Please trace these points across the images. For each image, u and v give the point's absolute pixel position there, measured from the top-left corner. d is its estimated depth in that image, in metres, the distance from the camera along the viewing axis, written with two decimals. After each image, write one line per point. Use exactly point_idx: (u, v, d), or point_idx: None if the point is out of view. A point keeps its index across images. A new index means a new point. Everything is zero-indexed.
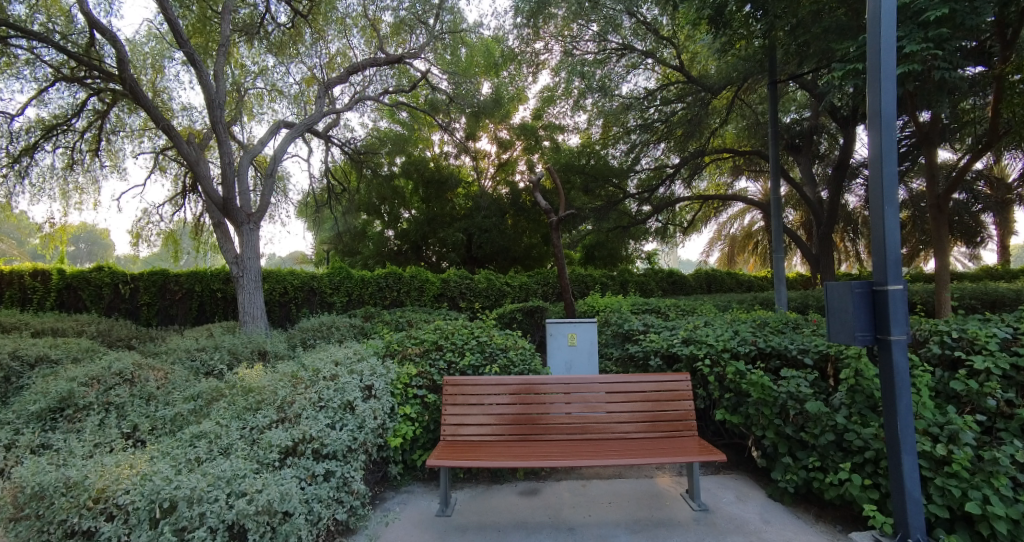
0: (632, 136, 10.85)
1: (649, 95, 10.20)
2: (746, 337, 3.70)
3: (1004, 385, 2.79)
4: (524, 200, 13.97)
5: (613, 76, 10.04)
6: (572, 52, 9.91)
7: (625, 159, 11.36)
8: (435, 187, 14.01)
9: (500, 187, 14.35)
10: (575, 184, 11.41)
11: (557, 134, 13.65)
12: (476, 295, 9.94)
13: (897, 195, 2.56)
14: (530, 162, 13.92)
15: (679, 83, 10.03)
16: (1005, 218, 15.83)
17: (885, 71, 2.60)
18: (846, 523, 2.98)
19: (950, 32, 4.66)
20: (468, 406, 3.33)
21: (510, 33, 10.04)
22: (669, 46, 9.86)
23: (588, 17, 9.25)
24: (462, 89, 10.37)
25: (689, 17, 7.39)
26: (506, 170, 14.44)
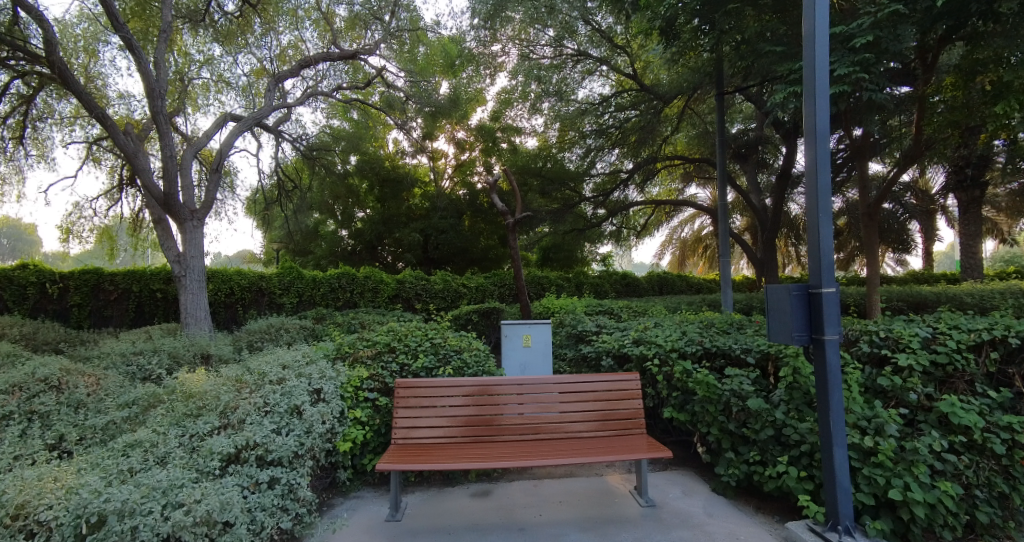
0: (588, 140, 11.03)
1: (604, 101, 10.43)
2: (693, 337, 3.83)
3: (926, 381, 3.14)
4: (482, 201, 14.02)
5: (570, 82, 10.19)
6: (529, 56, 10.02)
7: (581, 163, 11.50)
8: (391, 187, 13.92)
9: (458, 188, 14.37)
10: (532, 187, 11.65)
11: (514, 137, 13.14)
12: (431, 297, 9.85)
13: (830, 205, 2.75)
14: (488, 164, 13.68)
15: (632, 91, 10.30)
16: (929, 227, 17.15)
17: (820, 88, 2.77)
18: (783, 513, 3.14)
19: (877, 57, 4.92)
20: (422, 408, 3.28)
21: (467, 34, 10.07)
22: (623, 54, 10.10)
23: (545, 23, 9.35)
24: (420, 88, 10.40)
25: (643, 28, 7.56)
26: (463, 169, 14.48)
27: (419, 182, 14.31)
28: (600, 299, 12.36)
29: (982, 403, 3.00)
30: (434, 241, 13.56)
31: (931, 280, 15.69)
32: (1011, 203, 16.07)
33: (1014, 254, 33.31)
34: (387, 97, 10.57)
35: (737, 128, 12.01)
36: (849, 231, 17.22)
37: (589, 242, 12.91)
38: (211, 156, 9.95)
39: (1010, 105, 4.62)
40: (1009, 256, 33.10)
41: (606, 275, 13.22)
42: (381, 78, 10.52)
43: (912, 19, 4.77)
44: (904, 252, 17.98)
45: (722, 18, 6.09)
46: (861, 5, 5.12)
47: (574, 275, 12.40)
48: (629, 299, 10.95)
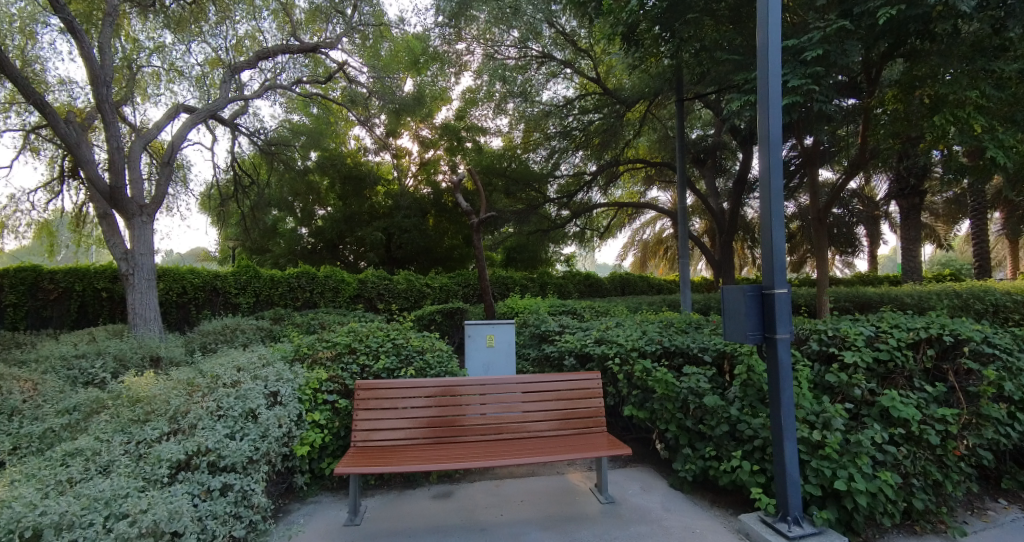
0: (552, 142, 11.10)
1: (568, 104, 10.54)
2: (653, 337, 3.92)
3: (870, 376, 3.34)
4: (446, 200, 13.87)
5: (534, 83, 10.26)
6: (494, 56, 10.00)
7: (545, 164, 11.57)
8: (353, 184, 13.58)
9: (422, 187, 14.10)
10: (496, 187, 11.72)
11: (479, 136, 12.98)
12: (394, 297, 9.73)
13: (782, 210, 2.87)
14: (453, 163, 13.49)
15: (596, 94, 10.45)
16: (874, 231, 18.13)
17: (773, 97, 2.88)
18: (737, 506, 3.24)
19: (825, 69, 5.14)
20: (383, 410, 3.22)
21: (432, 32, 10.01)
22: (587, 58, 10.24)
23: (509, 24, 9.31)
24: (383, 84, 10.25)
25: (605, 33, 7.68)
26: (427, 168, 13.95)
27: (382, 179, 14.09)
28: (564, 299, 12.49)
29: (919, 397, 3.23)
30: (397, 240, 13.48)
31: (876, 282, 16.58)
32: (947, 210, 17.17)
33: (950, 257, 35.64)
34: (350, 93, 10.39)
35: (696, 133, 12.35)
36: (801, 235, 18.01)
37: (553, 242, 13.05)
38: (162, 149, 9.50)
39: (946, 119, 4.87)
40: (945, 259, 35.35)
41: (569, 275, 13.39)
42: (343, 72, 10.32)
43: (856, 35, 5.02)
44: (851, 255, 18.96)
45: (681, 26, 6.26)
46: (810, 20, 5.37)
47: (538, 275, 12.48)
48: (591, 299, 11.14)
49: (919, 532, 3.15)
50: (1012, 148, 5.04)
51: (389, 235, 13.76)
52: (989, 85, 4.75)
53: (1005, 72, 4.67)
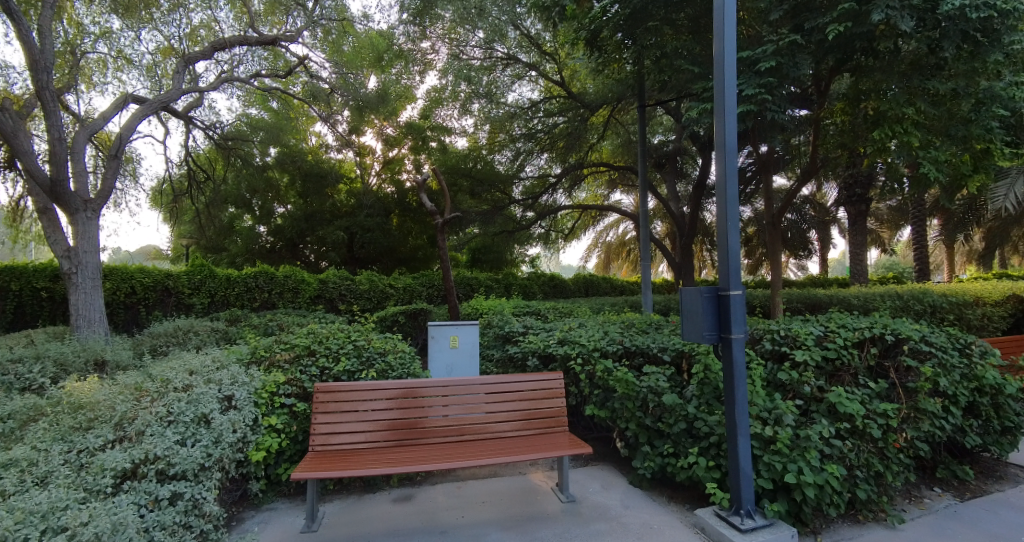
0: (517, 144, 11.12)
1: (533, 106, 10.61)
2: (615, 337, 4.00)
3: (818, 374, 3.51)
4: (410, 200, 13.71)
5: (499, 85, 10.28)
6: (459, 56, 9.86)
7: (510, 166, 11.59)
8: (314, 182, 13.04)
9: (386, 186, 13.94)
10: (462, 188, 11.73)
11: (443, 136, 12.80)
12: (356, 297, 9.58)
13: (737, 214, 2.98)
14: (417, 163, 13.32)
15: (560, 97, 10.55)
16: (825, 236, 19.02)
17: (728, 107, 2.99)
18: (693, 501, 3.34)
19: (778, 80, 5.35)
20: (342, 413, 3.16)
21: (396, 29, 9.91)
22: (552, 61, 10.34)
23: (475, 24, 9.30)
24: (346, 80, 10.24)
25: (569, 37, 7.75)
26: (392, 166, 13.79)
27: (344, 177, 13.81)
28: (529, 300, 12.55)
29: (863, 393, 3.41)
30: (359, 239, 13.25)
31: (826, 284, 17.39)
32: (890, 216, 18.20)
33: (894, 261, 37.75)
34: (311, 88, 10.19)
35: (658, 139, 12.64)
36: (758, 239, 18.71)
37: (519, 243, 13.11)
38: (109, 141, 9.02)
39: (887, 133, 5.16)
40: (889, 263, 37.47)
41: (534, 276, 13.49)
42: (305, 67, 10.10)
43: (807, 49, 5.24)
44: (804, 259, 19.82)
45: (643, 34, 6.40)
46: (764, 33, 5.59)
47: (504, 276, 12.52)
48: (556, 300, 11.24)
49: (862, 521, 3.33)
50: (946, 160, 5.38)
51: (352, 235, 13.49)
52: (925, 102, 5.06)
53: (939, 89, 4.99)
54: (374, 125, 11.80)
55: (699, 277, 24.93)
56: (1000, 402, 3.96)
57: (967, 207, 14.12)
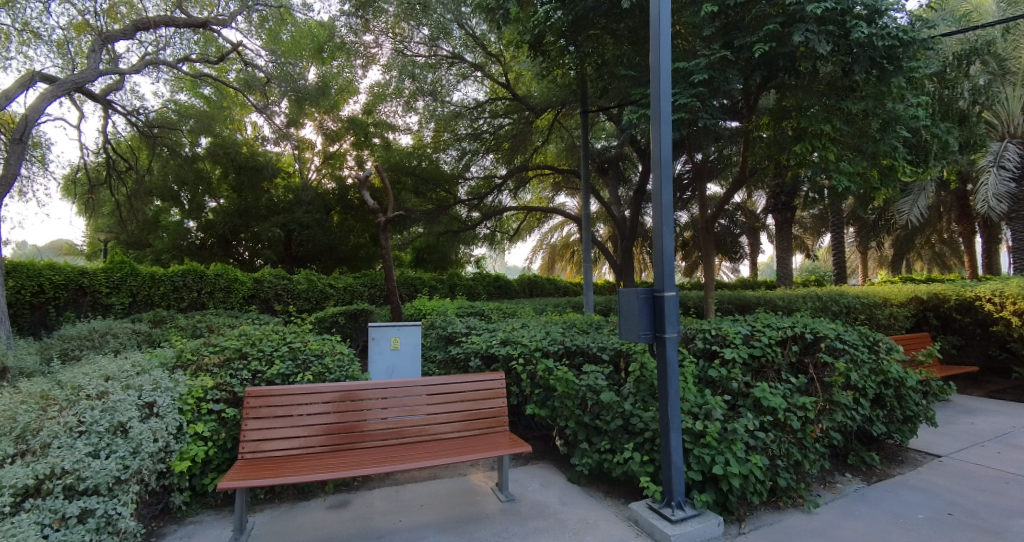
0: (463, 143, 11.09)
1: (478, 107, 10.62)
2: (556, 337, 4.08)
3: (744, 371, 3.74)
4: (352, 197, 13.29)
5: (444, 83, 10.23)
6: (403, 52, 9.78)
7: (455, 165, 11.50)
8: (248, 175, 12.51)
9: (326, 181, 13.65)
10: (406, 186, 11.57)
11: (387, 132, 12.51)
12: (294, 297, 9.37)
13: (672, 219, 3.11)
14: (360, 159, 12.92)
15: (505, 99, 10.58)
16: (755, 241, 20.24)
17: (664, 115, 3.12)
18: (628, 495, 3.46)
19: (711, 93, 5.63)
20: (275, 418, 3.03)
21: (339, 20, 9.63)
22: (496, 63, 10.36)
23: (419, 20, 9.28)
24: (283, 70, 9.82)
25: (515, 39, 7.72)
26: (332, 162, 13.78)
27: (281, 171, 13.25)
28: (473, 301, 12.51)
29: (784, 388, 3.67)
30: (297, 236, 12.73)
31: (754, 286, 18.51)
32: (813, 223, 19.63)
33: (816, 265, 40.73)
34: (245, 76, 9.78)
35: (601, 144, 13.02)
36: (694, 242, 19.63)
37: (464, 243, 13.09)
38: (12, 123, 8.20)
39: (807, 146, 5.58)
40: (812, 268, 40.39)
41: (479, 277, 13.51)
42: (239, 54, 9.65)
43: (737, 64, 5.56)
44: (736, 262, 20.98)
45: (585, 41, 6.56)
46: (698, 47, 5.86)
47: (448, 276, 12.47)
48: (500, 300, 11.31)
49: (782, 508, 3.57)
50: (857, 174, 5.89)
51: (290, 232, 12.95)
52: (840, 120, 5.50)
53: (852, 109, 5.44)
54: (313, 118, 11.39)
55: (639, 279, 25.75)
56: (902, 394, 4.36)
57: (878, 217, 15.48)
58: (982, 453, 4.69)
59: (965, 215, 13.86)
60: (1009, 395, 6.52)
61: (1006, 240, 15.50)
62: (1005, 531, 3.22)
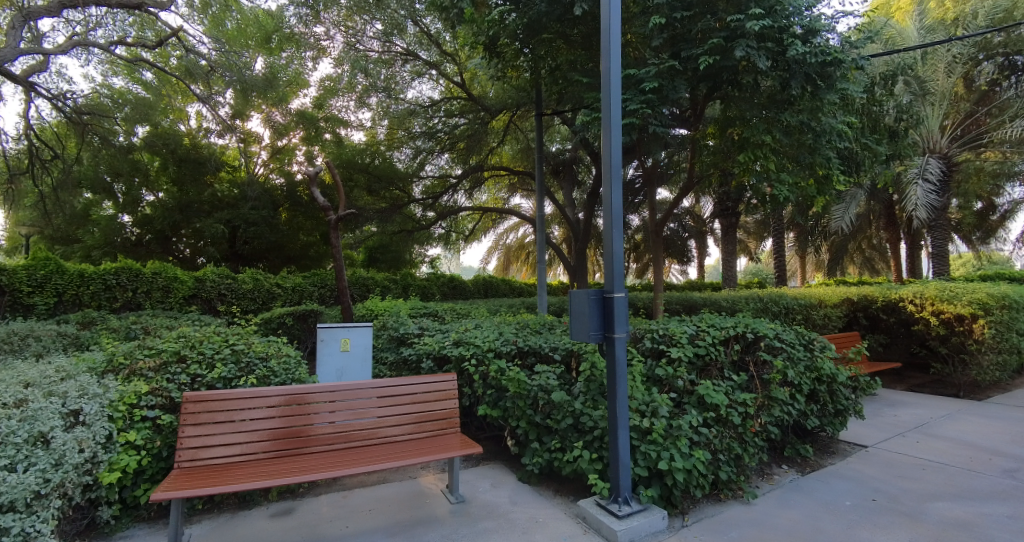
0: (417, 142, 10.97)
1: (433, 106, 10.52)
2: (509, 338, 4.12)
3: (688, 369, 3.89)
4: (301, 194, 12.82)
5: (399, 80, 10.07)
6: (355, 46, 9.57)
7: (410, 164, 11.36)
8: (189, 168, 11.80)
9: (275, 176, 13.27)
10: (358, 183, 11.30)
11: (339, 127, 11.93)
12: (238, 297, 9.08)
13: (622, 222, 3.20)
14: (309, 154, 12.50)
15: (460, 99, 10.50)
16: (703, 244, 21.09)
17: (614, 121, 3.21)
18: (577, 492, 3.54)
19: (661, 100, 5.81)
20: (216, 423, 2.89)
21: (288, 10, 9.28)
22: (452, 62, 10.28)
23: (372, 14, 9.16)
24: (227, 59, 9.41)
25: (468, 40, 7.55)
26: (281, 157, 13.60)
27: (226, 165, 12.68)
28: (427, 301, 12.41)
29: (726, 385, 3.85)
30: (242, 233, 12.19)
31: (701, 288, 19.22)
32: (756, 228, 20.63)
33: (759, 269, 42.78)
34: (186, 63, 9.31)
35: (556, 147, 13.15)
36: (645, 245, 20.23)
37: (418, 243, 12.96)
38: None
39: (750, 155, 5.86)
40: (755, 271, 42.49)
41: (433, 278, 13.43)
42: (179, 39, 9.15)
43: (684, 74, 5.76)
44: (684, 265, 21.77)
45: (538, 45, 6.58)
46: (647, 56, 6.03)
47: (401, 276, 12.32)
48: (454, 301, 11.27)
49: (723, 499, 3.74)
50: (795, 182, 6.25)
51: (235, 229, 12.38)
52: (779, 131, 5.81)
53: (790, 121, 5.76)
54: (261, 110, 10.91)
55: (593, 279, 26.14)
56: (834, 389, 4.65)
57: (815, 224, 16.43)
58: (902, 442, 5.09)
59: (892, 222, 14.95)
60: (927, 388, 7.10)
61: (927, 246, 16.81)
62: (919, 514, 3.51)
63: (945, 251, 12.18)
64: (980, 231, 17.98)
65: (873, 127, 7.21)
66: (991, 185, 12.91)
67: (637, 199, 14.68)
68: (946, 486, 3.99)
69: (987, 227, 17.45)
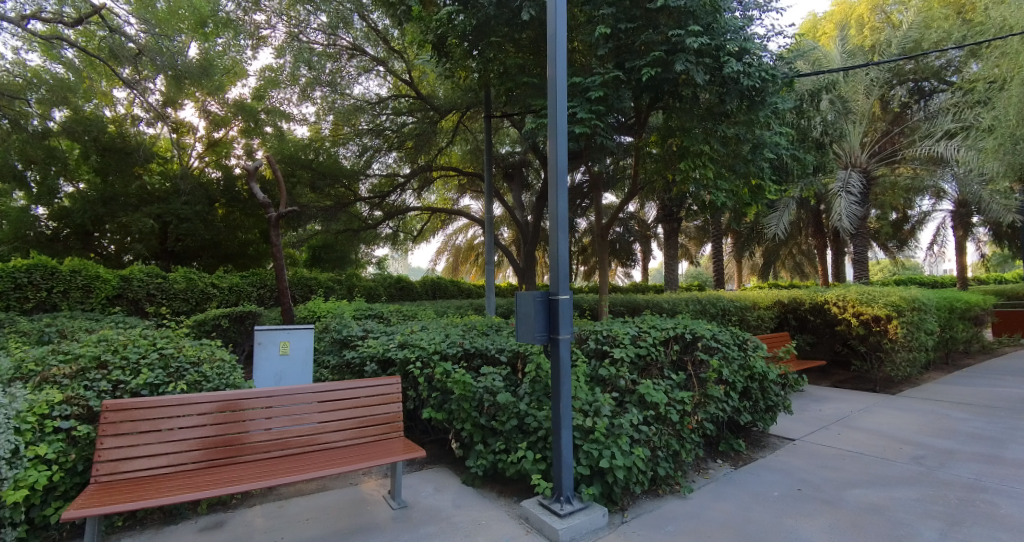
0: (364, 139, 10.73)
1: (380, 103, 10.36)
2: (455, 339, 4.12)
3: (630, 369, 4.03)
4: (240, 189, 12.32)
5: (344, 75, 9.93)
6: (297, 37, 9.24)
7: (356, 161, 11.03)
8: (115, 158, 11.06)
9: (212, 170, 12.76)
10: (301, 179, 10.52)
11: (281, 121, 11.54)
12: (169, 298, 8.60)
13: (567, 225, 3.26)
14: (249, 147, 12.07)
15: (408, 97, 10.41)
16: (647, 247, 21.85)
17: (560, 127, 3.26)
18: (520, 493, 3.59)
19: (606, 109, 5.96)
20: (140, 433, 2.71)
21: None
22: (400, 59, 10.16)
23: (317, 6, 8.90)
24: (157, 42, 8.87)
25: (417, 38, 7.80)
26: (218, 149, 13.08)
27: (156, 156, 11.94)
28: (373, 303, 12.20)
29: (666, 384, 4.01)
30: (174, 230, 11.49)
31: (645, 290, 19.88)
32: (696, 233, 21.62)
33: (700, 273, 44.80)
34: (109, 44, 8.61)
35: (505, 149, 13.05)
36: (592, 248, 20.73)
37: (364, 243, 12.75)
38: None
39: (691, 163, 6.11)
40: (695, 274, 44.55)
41: (379, 279, 13.20)
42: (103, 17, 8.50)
43: (628, 84, 5.93)
44: (630, 268, 22.45)
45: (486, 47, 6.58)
46: (593, 64, 6.18)
47: (346, 277, 12.04)
48: (401, 303, 11.13)
49: (661, 494, 3.90)
50: (731, 191, 6.60)
51: (166, 225, 11.58)
52: (716, 142, 6.12)
53: (726, 132, 6.07)
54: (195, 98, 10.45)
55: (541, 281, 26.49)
56: (765, 386, 4.94)
57: (750, 230, 17.38)
58: (825, 435, 5.48)
59: (819, 230, 16.04)
60: (848, 384, 7.68)
61: (850, 253, 18.14)
62: (838, 500, 3.79)
63: (865, 258, 13.19)
64: (895, 240, 19.65)
65: (802, 141, 7.71)
66: (904, 197, 14.12)
67: (583, 203, 15.07)
68: (861, 474, 4.34)
69: (900, 236, 19.09)
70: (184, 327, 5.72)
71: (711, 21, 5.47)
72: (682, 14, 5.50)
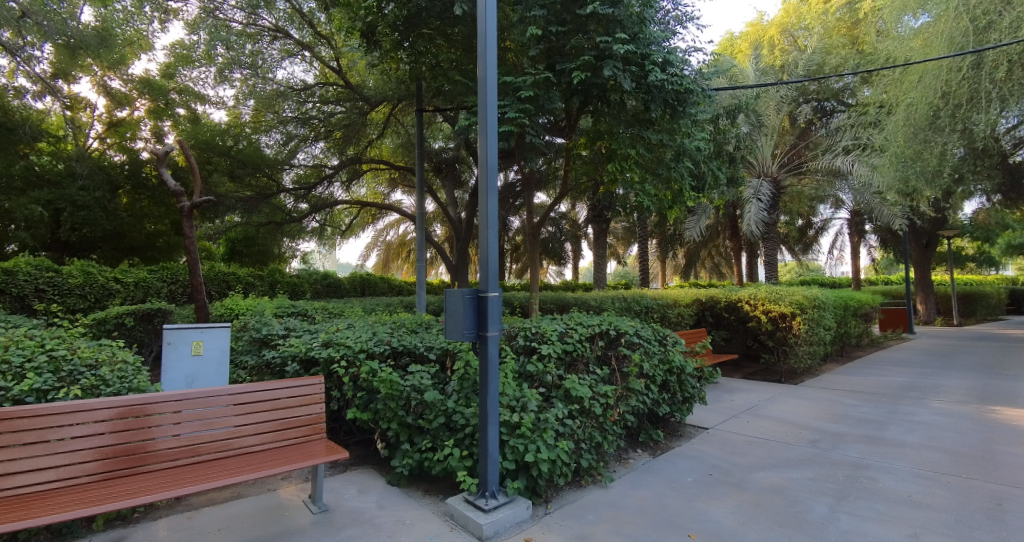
0: (289, 126, 10.23)
1: (306, 89, 9.99)
2: (382, 338, 4.07)
3: (557, 365, 4.16)
4: (147, 174, 11.37)
5: (265, 58, 9.52)
6: (212, 12, 8.79)
7: (279, 150, 10.41)
8: None
9: (113, 152, 11.67)
10: (218, 166, 9.87)
11: (195, 103, 10.93)
12: (62, 295, 7.78)
13: (497, 223, 3.30)
14: (157, 130, 11.17)
15: (337, 86, 10.04)
16: (578, 247, 22.51)
17: (489, 126, 3.28)
18: (445, 491, 3.61)
19: (537, 110, 6.07)
20: (24, 445, 2.44)
21: None
22: (327, 46, 9.84)
23: None
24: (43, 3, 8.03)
25: (344, 25, 7.57)
26: (119, 130, 11.94)
27: (45, 133, 10.74)
28: (296, 299, 11.89)
29: (590, 378, 4.19)
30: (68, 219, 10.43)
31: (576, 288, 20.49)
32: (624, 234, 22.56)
33: (628, 272, 46.62)
34: None
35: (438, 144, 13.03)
36: (524, 245, 21.08)
37: (289, 236, 12.23)
38: None
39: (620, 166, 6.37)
40: (622, 274, 46.39)
41: (304, 276, 12.75)
42: None
43: (559, 87, 6.08)
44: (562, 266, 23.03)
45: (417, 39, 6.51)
46: (526, 64, 6.27)
47: (268, 273, 11.49)
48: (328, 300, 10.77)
49: (583, 485, 4.07)
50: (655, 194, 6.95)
51: (57, 212, 10.48)
52: (642, 148, 6.42)
53: (652, 138, 6.38)
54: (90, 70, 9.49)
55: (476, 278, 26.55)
56: (683, 379, 5.26)
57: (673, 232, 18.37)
58: (734, 423, 5.95)
59: (734, 234, 17.23)
60: (757, 376, 8.35)
61: (761, 255, 19.65)
62: (743, 483, 4.14)
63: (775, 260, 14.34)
64: (800, 243, 21.53)
65: (718, 151, 8.29)
66: (807, 205, 15.47)
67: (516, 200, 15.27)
68: (763, 458, 4.76)
69: (805, 240, 20.89)
70: (79, 327, 5.24)
71: (638, 32, 5.70)
72: (611, 23, 5.70)
